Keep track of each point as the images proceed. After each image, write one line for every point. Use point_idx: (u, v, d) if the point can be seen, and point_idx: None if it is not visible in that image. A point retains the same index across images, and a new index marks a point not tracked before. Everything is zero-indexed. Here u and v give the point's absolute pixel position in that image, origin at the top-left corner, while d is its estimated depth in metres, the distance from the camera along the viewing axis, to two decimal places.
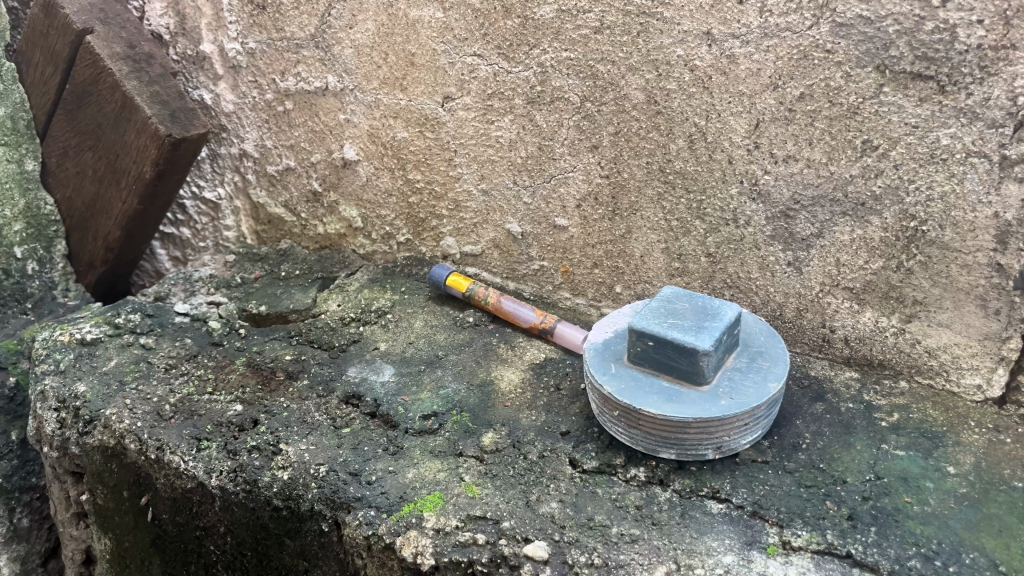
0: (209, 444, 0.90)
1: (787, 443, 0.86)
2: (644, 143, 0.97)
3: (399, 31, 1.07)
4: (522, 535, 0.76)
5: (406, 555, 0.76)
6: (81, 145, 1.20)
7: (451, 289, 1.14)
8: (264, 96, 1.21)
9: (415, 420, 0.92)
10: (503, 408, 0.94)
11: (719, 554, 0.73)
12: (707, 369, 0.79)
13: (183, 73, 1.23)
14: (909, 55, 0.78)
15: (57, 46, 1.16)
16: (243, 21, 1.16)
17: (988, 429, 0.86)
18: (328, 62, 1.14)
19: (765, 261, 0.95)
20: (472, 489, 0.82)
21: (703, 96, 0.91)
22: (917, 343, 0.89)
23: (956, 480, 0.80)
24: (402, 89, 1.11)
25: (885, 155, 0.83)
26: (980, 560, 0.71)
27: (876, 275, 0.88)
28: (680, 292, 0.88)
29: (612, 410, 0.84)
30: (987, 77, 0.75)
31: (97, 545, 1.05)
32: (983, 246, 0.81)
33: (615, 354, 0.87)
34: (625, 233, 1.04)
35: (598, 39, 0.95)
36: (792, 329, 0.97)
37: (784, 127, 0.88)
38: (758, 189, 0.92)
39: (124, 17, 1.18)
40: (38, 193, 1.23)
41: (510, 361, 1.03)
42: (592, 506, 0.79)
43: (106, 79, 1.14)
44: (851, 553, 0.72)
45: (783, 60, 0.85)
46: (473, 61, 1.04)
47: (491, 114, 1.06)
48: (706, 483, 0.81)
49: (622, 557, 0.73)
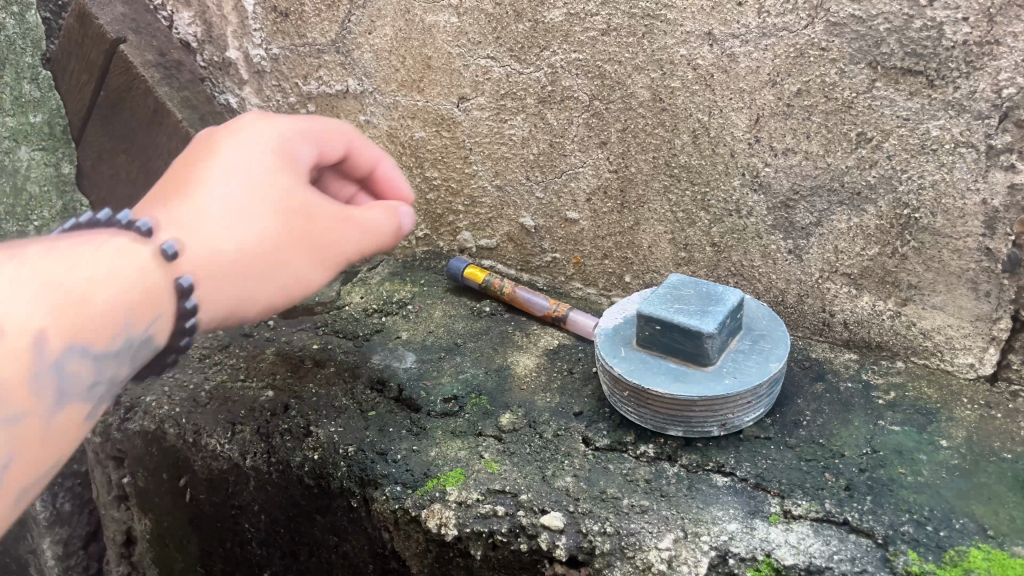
0: (243, 427, 0.96)
1: (789, 420, 0.91)
2: (651, 139, 1.02)
3: (416, 35, 1.11)
4: (539, 506, 0.81)
5: (431, 526, 0.82)
6: (114, 149, 1.25)
7: (463, 278, 1.19)
8: (287, 99, 1.25)
9: (437, 403, 0.97)
10: (520, 390, 0.99)
11: (723, 522, 0.78)
12: (712, 350, 0.84)
13: (210, 79, 1.29)
14: (899, 52, 0.82)
15: (93, 55, 1.21)
16: (266, 28, 1.20)
17: (980, 405, 0.90)
18: (348, 66, 1.18)
19: (767, 250, 1.00)
20: (492, 465, 0.87)
21: (705, 94, 0.95)
22: (912, 325, 0.94)
23: (948, 452, 0.85)
24: (420, 91, 1.16)
25: (880, 147, 0.87)
26: (970, 525, 0.76)
27: (872, 260, 0.93)
28: (685, 278, 0.93)
29: (622, 391, 0.89)
30: (973, 72, 0.79)
31: (138, 525, 1.12)
32: (973, 232, 0.86)
33: (625, 339, 0.92)
34: (633, 225, 1.09)
35: (605, 41, 0.99)
36: (793, 314, 1.02)
37: (783, 121, 0.92)
38: (759, 181, 0.96)
39: (155, 27, 1.25)
40: (74, 197, 1.26)
41: (525, 348, 1.08)
42: (605, 479, 0.85)
43: (140, 85, 1.21)
44: (847, 520, 0.78)
45: (780, 59, 0.89)
46: (487, 63, 1.08)
47: (505, 114, 1.11)
48: (711, 457, 0.86)
49: (633, 526, 0.78)
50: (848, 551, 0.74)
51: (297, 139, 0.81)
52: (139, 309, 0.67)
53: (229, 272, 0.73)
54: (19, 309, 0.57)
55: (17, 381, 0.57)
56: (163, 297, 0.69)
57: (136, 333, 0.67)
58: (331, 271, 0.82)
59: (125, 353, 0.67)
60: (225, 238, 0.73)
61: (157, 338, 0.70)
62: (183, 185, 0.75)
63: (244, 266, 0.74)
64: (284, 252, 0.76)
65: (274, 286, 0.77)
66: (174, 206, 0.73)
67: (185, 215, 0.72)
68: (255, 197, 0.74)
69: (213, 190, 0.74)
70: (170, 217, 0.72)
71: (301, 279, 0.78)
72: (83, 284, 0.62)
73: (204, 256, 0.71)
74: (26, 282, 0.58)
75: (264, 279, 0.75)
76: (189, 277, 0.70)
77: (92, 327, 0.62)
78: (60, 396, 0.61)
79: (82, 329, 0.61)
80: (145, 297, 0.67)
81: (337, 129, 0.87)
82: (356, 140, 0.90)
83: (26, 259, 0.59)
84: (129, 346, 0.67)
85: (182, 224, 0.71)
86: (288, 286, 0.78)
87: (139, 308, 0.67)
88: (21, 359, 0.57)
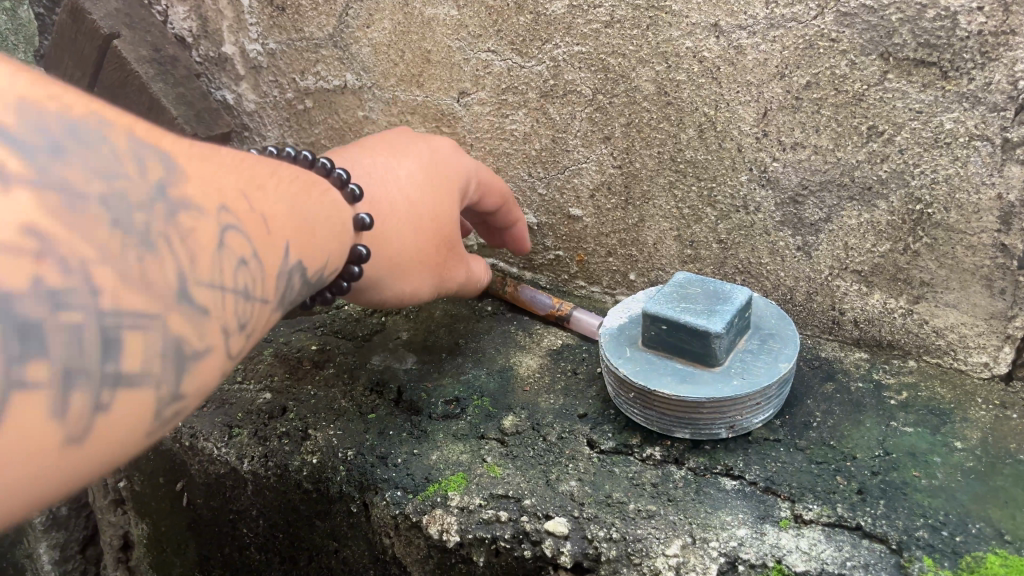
0: (240, 431, 0.95)
1: (799, 421, 0.89)
2: (656, 133, 1.00)
3: (415, 29, 1.08)
4: (543, 512, 0.79)
5: (432, 532, 0.80)
6: None
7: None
8: (285, 95, 1.23)
9: (438, 405, 0.95)
10: (523, 392, 0.97)
11: (732, 528, 0.76)
12: (720, 350, 0.82)
13: (206, 74, 1.26)
14: (912, 43, 0.79)
15: (86, 51, 1.19)
16: (263, 22, 1.17)
17: (994, 405, 0.88)
18: (346, 61, 1.15)
19: (775, 247, 0.98)
20: (494, 469, 0.85)
21: (712, 87, 0.93)
22: (924, 323, 0.92)
23: (963, 454, 0.82)
24: (419, 86, 1.13)
25: (891, 140, 0.85)
26: (986, 530, 0.74)
27: (883, 257, 0.91)
28: (692, 276, 0.90)
29: (628, 392, 0.87)
30: (988, 63, 0.77)
31: (135, 530, 1.11)
32: (987, 228, 0.83)
33: (630, 339, 0.90)
34: (638, 221, 1.07)
35: (609, 33, 0.96)
36: (803, 312, 1.00)
37: (791, 115, 0.89)
38: (767, 176, 0.94)
39: (148, 21, 1.21)
40: None
41: (528, 348, 1.06)
42: (610, 483, 0.83)
43: (133, 83, 1.17)
44: (860, 525, 0.75)
45: (789, 50, 0.86)
46: (487, 57, 1.05)
47: (506, 108, 1.08)
48: (720, 460, 0.84)
49: (639, 532, 0.76)
50: (861, 558, 0.72)
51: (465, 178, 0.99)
52: (331, 255, 0.77)
53: (383, 262, 0.90)
54: (268, 215, 0.65)
55: (268, 273, 0.63)
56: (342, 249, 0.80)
57: (324, 275, 0.77)
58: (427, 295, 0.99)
59: (309, 286, 0.74)
60: (389, 234, 0.90)
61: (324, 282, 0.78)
62: (380, 171, 0.93)
63: (386, 261, 0.90)
64: (418, 268, 0.94)
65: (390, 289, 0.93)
66: (369, 187, 0.90)
67: (379, 201, 0.90)
68: (422, 216, 0.92)
69: (401, 189, 0.92)
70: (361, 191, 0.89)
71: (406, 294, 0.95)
72: (302, 214, 0.71)
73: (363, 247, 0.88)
74: (270, 197, 0.66)
75: (390, 279, 0.92)
76: (367, 251, 0.83)
77: (307, 249, 0.71)
78: (277, 300, 0.66)
79: (298, 250, 0.69)
80: (333, 248, 0.77)
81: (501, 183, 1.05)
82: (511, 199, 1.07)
83: (272, 182, 0.69)
84: (315, 280, 0.74)
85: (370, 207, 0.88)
86: (406, 295, 0.95)
87: (330, 252, 0.76)
88: (270, 257, 0.64)
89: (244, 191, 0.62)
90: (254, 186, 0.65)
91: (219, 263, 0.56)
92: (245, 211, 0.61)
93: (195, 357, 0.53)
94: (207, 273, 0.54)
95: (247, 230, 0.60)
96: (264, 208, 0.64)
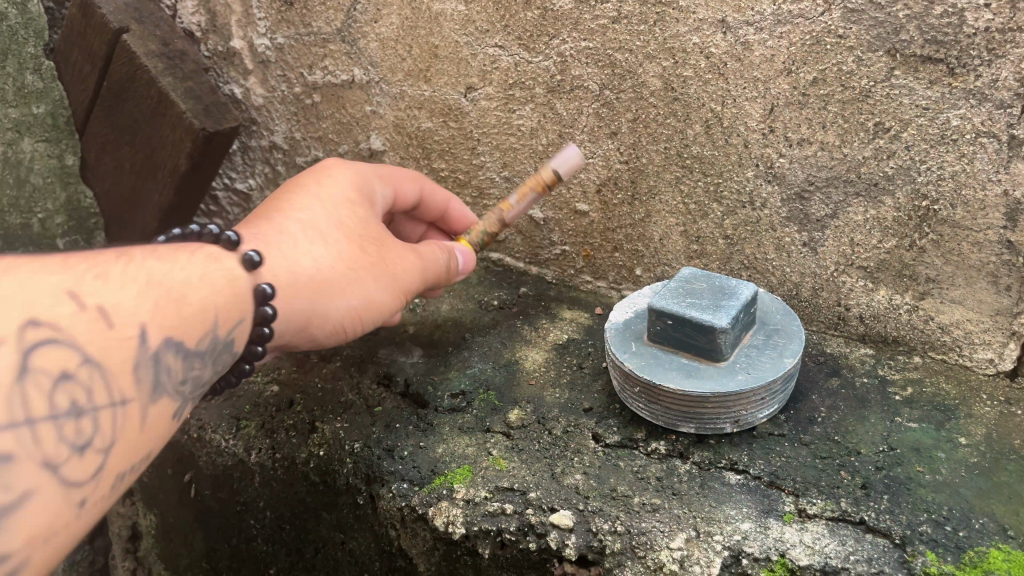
0: (247, 423, 0.98)
1: (803, 416, 0.89)
2: (662, 128, 1.00)
3: (423, 24, 1.08)
4: (548, 504, 0.80)
5: (438, 524, 0.81)
6: (118, 140, 1.23)
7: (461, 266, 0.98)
8: (292, 89, 1.22)
9: (444, 399, 0.96)
10: (528, 385, 0.98)
11: (737, 522, 0.77)
12: (725, 345, 0.83)
13: (214, 69, 1.25)
14: (919, 39, 0.80)
15: (95, 45, 1.19)
16: (271, 17, 1.17)
17: (999, 402, 0.89)
18: (353, 56, 1.15)
19: (781, 242, 0.98)
20: (500, 462, 0.86)
21: (719, 83, 0.93)
22: (930, 319, 0.92)
23: (967, 449, 0.83)
24: (426, 81, 1.13)
25: (897, 137, 0.85)
26: (989, 525, 0.74)
27: (889, 253, 0.91)
28: (698, 272, 0.90)
29: (632, 387, 0.87)
30: (995, 60, 0.77)
31: (144, 519, 1.12)
32: (993, 224, 0.84)
33: (635, 333, 0.91)
34: (644, 217, 1.07)
35: (616, 29, 0.96)
36: (808, 308, 1.00)
37: (798, 111, 0.90)
38: (773, 172, 0.94)
39: (158, 16, 1.20)
40: (79, 186, 1.30)
41: (534, 342, 1.06)
42: (615, 477, 0.83)
43: (143, 77, 1.17)
44: (864, 519, 0.76)
45: (796, 47, 0.86)
46: (495, 52, 1.05)
47: (513, 103, 1.08)
48: (724, 454, 0.85)
49: (644, 525, 0.77)
50: (865, 552, 0.73)
51: (368, 183, 0.94)
52: (226, 313, 0.72)
53: (302, 286, 0.80)
54: (117, 303, 0.61)
55: (120, 370, 0.61)
56: (245, 300, 0.75)
57: (222, 337, 0.72)
58: (402, 302, 0.90)
59: (212, 355, 0.71)
60: (294, 255, 0.81)
61: (238, 348, 0.75)
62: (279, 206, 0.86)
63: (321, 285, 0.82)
64: (349, 275, 0.84)
65: (347, 308, 0.84)
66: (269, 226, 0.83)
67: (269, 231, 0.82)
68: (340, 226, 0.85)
69: (293, 216, 0.84)
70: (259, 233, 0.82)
71: (370, 305, 0.86)
72: (175, 284, 0.67)
73: (291, 284, 0.80)
74: (123, 281, 0.62)
75: (341, 296, 0.83)
76: (271, 290, 0.77)
77: (185, 319, 0.67)
78: (155, 388, 0.64)
79: (172, 323, 0.65)
80: (230, 303, 0.73)
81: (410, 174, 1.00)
82: (425, 184, 1.03)
83: (133, 261, 0.66)
84: (216, 347, 0.71)
85: (260, 239, 0.81)
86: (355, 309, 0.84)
87: (219, 311, 0.71)
88: (124, 350, 0.61)
89: (77, 289, 0.59)
90: (97, 276, 0.61)
91: (25, 399, 0.53)
92: (75, 315, 0.57)
93: (16, 507, 0.52)
94: (5, 415, 0.52)
95: (78, 336, 0.57)
96: (112, 297, 0.61)
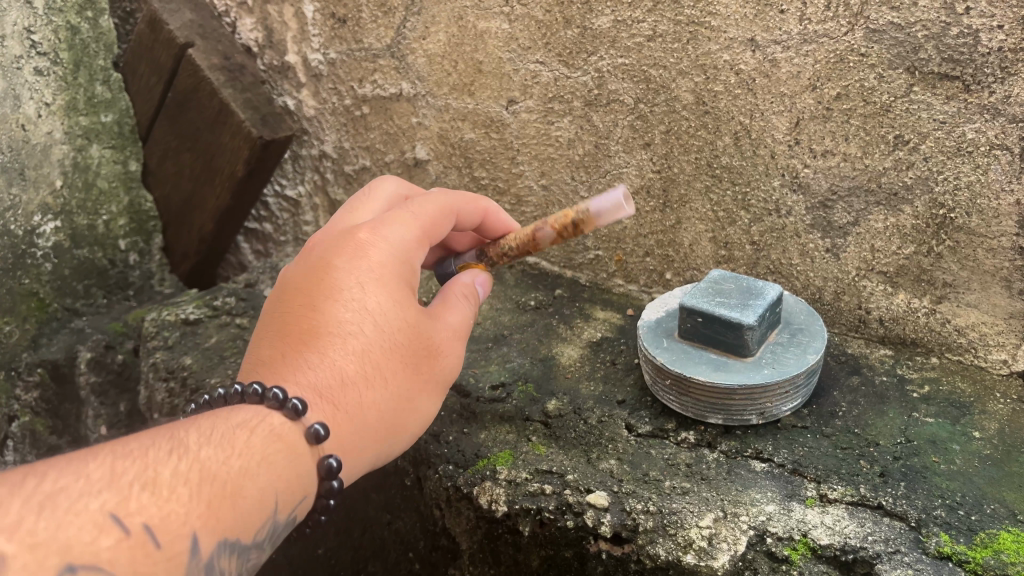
0: None
1: (825, 411, 0.94)
2: (693, 141, 1.06)
3: (469, 41, 1.15)
4: (584, 486, 0.86)
5: (483, 502, 0.87)
6: (179, 147, 1.33)
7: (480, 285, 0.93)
8: (343, 101, 1.29)
9: (485, 390, 1.02)
10: (564, 379, 1.04)
11: (762, 504, 0.82)
12: (752, 341, 0.88)
13: (270, 82, 1.33)
14: (936, 58, 0.86)
15: (162, 59, 1.29)
16: (324, 34, 1.25)
17: (1013, 400, 0.94)
18: (402, 70, 1.23)
19: (805, 248, 1.03)
20: (539, 447, 0.92)
21: (748, 97, 0.99)
22: (947, 322, 0.97)
23: (981, 443, 0.88)
24: (470, 94, 1.19)
25: (916, 149, 0.91)
26: (1000, 510, 0.79)
27: (908, 259, 0.96)
28: (726, 274, 0.96)
29: (664, 380, 0.93)
30: (1007, 77, 0.83)
31: None
32: (1007, 231, 0.89)
33: (666, 331, 0.96)
34: (675, 224, 1.13)
35: (651, 47, 1.03)
36: (830, 311, 1.05)
37: (822, 124, 0.96)
38: (798, 182, 1.00)
39: (220, 32, 1.30)
40: (140, 192, 1.40)
41: (570, 340, 1.12)
42: (647, 463, 0.89)
43: (205, 88, 1.28)
44: (882, 504, 0.81)
45: (821, 64, 0.93)
46: (536, 67, 1.12)
47: (552, 116, 1.15)
48: (750, 444, 0.90)
49: (675, 505, 0.83)
50: (882, 533, 0.78)
51: (404, 245, 0.79)
52: (289, 497, 0.67)
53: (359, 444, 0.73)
54: (166, 515, 0.56)
55: None
56: (309, 480, 0.69)
57: (280, 523, 0.67)
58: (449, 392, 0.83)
59: (267, 544, 0.66)
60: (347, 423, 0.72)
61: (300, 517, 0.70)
62: (324, 326, 0.73)
63: (386, 419, 0.75)
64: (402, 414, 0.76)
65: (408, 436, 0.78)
66: (313, 357, 0.72)
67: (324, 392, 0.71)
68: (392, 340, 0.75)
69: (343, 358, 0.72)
70: (305, 377, 0.71)
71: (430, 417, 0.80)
72: (233, 476, 0.62)
73: (360, 441, 0.73)
74: (175, 489, 0.58)
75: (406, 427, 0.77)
76: (337, 458, 0.70)
77: (243, 516, 0.62)
78: None
79: (226, 525, 0.60)
80: (291, 485, 0.67)
81: (443, 207, 0.83)
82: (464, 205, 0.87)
83: (191, 459, 0.60)
84: (275, 531, 0.66)
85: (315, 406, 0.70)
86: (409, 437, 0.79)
87: (280, 490, 0.66)
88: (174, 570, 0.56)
89: (122, 512, 0.54)
90: (146, 486, 0.56)
91: None
92: (118, 545, 0.53)
93: None
94: None
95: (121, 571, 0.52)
96: (161, 511, 0.56)
